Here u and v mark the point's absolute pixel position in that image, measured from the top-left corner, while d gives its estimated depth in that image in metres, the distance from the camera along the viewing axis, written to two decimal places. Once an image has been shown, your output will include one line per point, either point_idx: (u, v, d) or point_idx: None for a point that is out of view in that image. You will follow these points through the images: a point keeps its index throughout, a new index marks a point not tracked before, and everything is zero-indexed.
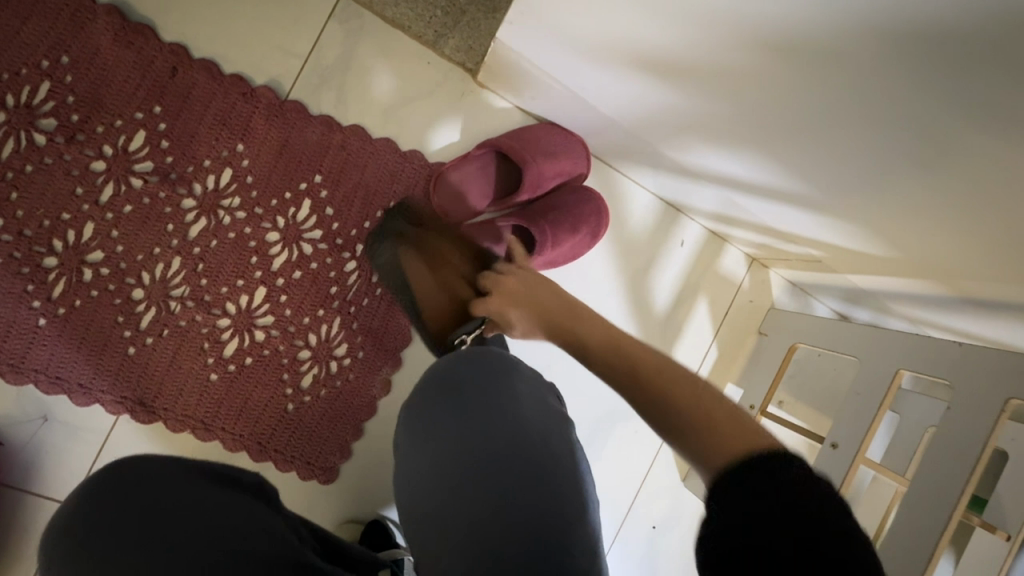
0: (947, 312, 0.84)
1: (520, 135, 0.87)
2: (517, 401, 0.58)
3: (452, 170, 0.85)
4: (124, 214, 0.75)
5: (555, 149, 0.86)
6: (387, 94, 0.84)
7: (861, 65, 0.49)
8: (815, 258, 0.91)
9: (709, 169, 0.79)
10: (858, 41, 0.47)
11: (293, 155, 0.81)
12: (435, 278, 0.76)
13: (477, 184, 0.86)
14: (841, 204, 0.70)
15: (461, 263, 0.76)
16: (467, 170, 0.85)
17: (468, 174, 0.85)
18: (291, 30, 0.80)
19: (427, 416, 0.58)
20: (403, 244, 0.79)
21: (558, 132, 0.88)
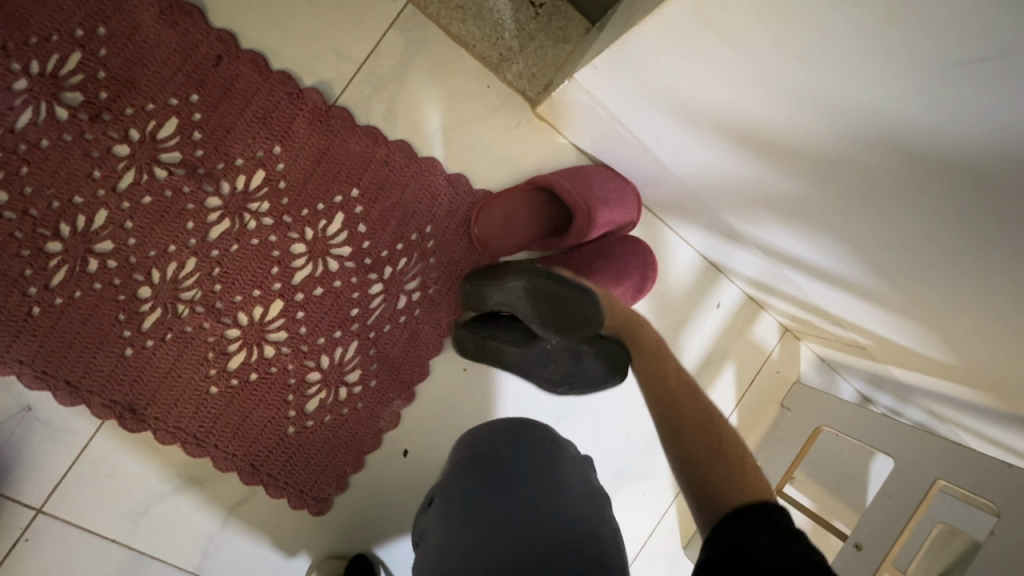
0: (986, 423, 0.81)
1: (573, 174, 0.82)
2: (557, 464, 0.63)
3: (497, 200, 0.80)
4: (142, 206, 0.69)
5: (607, 194, 0.82)
6: (440, 112, 0.79)
7: (1010, 189, 0.42)
8: (858, 341, 0.88)
9: (767, 241, 0.76)
10: (1012, 168, 0.40)
11: (332, 164, 0.75)
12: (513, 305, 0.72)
13: (521, 221, 0.81)
14: (906, 304, 0.66)
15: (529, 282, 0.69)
16: (513, 204, 0.80)
17: (513, 208, 0.80)
18: (349, 31, 0.75)
19: (485, 447, 0.63)
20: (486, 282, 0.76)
21: (610, 178, 0.84)
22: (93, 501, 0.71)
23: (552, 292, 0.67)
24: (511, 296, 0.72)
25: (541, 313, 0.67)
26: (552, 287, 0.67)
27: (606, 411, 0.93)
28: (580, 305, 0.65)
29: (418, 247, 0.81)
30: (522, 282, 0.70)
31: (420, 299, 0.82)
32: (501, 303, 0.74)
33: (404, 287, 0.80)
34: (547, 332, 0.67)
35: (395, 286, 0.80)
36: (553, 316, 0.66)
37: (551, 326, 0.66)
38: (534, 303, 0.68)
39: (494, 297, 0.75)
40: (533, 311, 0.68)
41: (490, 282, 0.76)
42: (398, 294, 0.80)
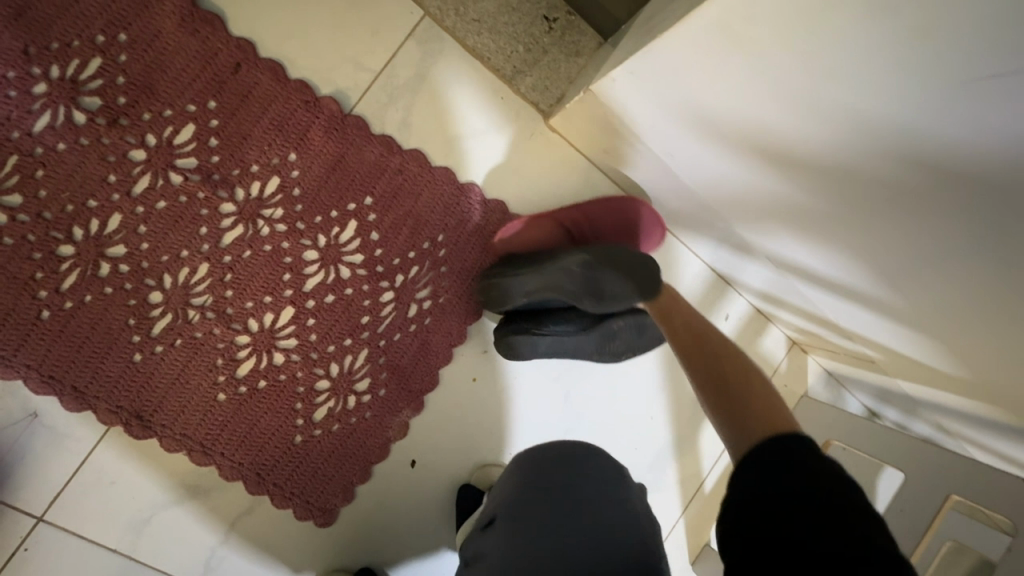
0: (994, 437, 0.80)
1: (611, 212, 0.84)
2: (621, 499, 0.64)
3: (527, 226, 0.81)
4: (156, 210, 0.69)
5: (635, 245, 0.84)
6: (453, 122, 0.80)
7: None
8: (866, 354, 0.88)
9: (780, 254, 0.76)
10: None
11: (347, 172, 0.76)
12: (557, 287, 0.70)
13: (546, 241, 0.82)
14: (917, 317, 0.67)
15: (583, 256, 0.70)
16: (539, 230, 0.81)
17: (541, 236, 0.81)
18: (366, 41, 0.76)
19: (541, 466, 0.64)
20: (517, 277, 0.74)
21: (651, 224, 0.84)
22: (95, 509, 0.70)
23: (610, 261, 0.69)
24: (556, 280, 0.70)
25: (603, 285, 0.67)
26: (612, 256, 0.69)
27: (616, 423, 0.93)
28: (639, 271, 0.69)
29: (430, 255, 0.81)
30: (576, 260, 0.69)
31: (430, 308, 0.81)
32: (539, 291, 0.72)
33: (415, 295, 0.80)
34: (610, 304, 0.67)
35: (407, 294, 0.80)
36: (618, 283, 0.67)
37: (619, 294, 0.67)
38: (595, 276, 0.67)
39: (530, 288, 0.72)
40: (593, 286, 0.67)
41: (519, 274, 0.74)
42: (409, 303, 0.80)
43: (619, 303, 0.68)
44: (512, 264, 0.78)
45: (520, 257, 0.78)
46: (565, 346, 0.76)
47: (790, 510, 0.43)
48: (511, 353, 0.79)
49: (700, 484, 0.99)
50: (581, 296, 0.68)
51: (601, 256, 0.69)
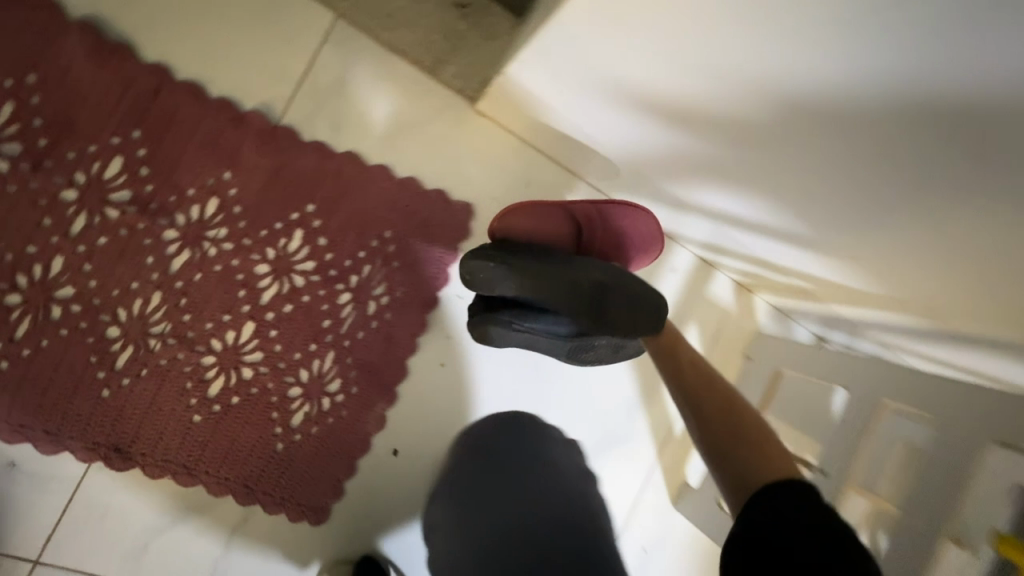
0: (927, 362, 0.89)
1: (618, 220, 0.81)
2: (570, 482, 0.71)
3: (542, 213, 0.73)
4: (98, 247, 0.70)
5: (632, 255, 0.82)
6: (383, 120, 0.82)
7: (904, 129, 0.48)
8: (803, 285, 0.94)
9: (709, 204, 0.81)
10: (896, 112, 0.47)
11: (285, 182, 0.77)
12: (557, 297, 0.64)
13: (557, 230, 0.73)
14: (833, 244, 0.73)
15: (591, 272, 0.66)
16: (552, 220, 0.73)
17: (556, 226, 0.73)
18: (282, 51, 0.76)
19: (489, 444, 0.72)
20: (510, 272, 0.64)
21: (648, 238, 0.83)
22: (92, 542, 0.73)
23: (616, 283, 0.66)
24: (559, 290, 0.64)
25: (608, 309, 0.65)
26: (622, 280, 0.67)
27: (585, 385, 0.98)
28: (639, 301, 0.67)
29: (381, 252, 0.83)
30: (589, 276, 0.65)
31: (389, 303, 0.84)
32: (536, 292, 0.64)
33: (372, 293, 0.83)
34: (605, 330, 0.66)
35: (364, 292, 0.82)
36: (621, 314, 0.66)
37: (618, 323, 0.66)
38: (603, 300, 0.65)
39: (528, 286, 0.64)
40: (597, 310, 0.65)
41: (515, 263, 0.64)
42: (367, 301, 0.83)
43: (615, 329, 0.66)
44: (513, 242, 0.67)
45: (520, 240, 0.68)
46: (538, 344, 0.71)
47: (786, 528, 0.53)
48: (488, 334, 0.70)
49: (671, 429, 1.05)
50: (580, 317, 0.65)
51: (612, 277, 0.66)
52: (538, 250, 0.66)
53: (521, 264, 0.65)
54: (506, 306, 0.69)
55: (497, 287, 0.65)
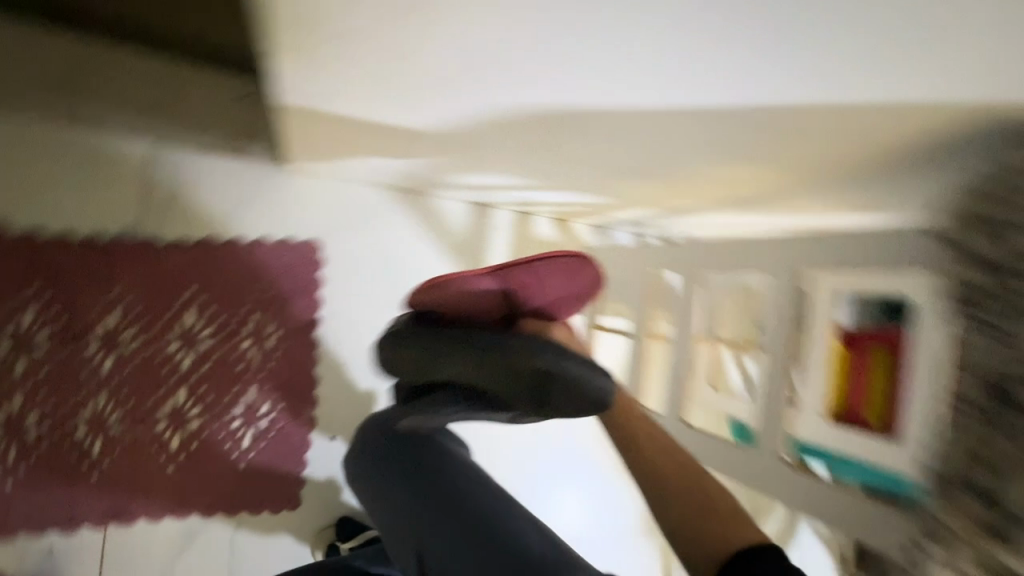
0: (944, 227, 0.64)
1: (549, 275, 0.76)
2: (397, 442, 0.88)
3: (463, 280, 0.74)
4: (42, 378, 0.92)
5: (567, 304, 0.82)
6: (219, 204, 1.04)
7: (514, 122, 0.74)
8: (586, 207, 1.23)
9: (480, 180, 1.07)
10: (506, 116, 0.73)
11: (163, 278, 1.00)
12: (490, 377, 0.70)
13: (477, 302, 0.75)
14: (563, 183, 1.00)
15: (519, 354, 0.68)
16: (470, 296, 0.74)
17: (477, 294, 0.74)
18: (119, 184, 0.98)
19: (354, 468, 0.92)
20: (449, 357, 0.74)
21: (585, 282, 0.79)
22: None
23: (554, 371, 0.65)
24: (492, 376, 0.70)
25: (545, 397, 0.67)
26: (564, 366, 0.66)
27: None
28: (579, 392, 0.65)
29: (260, 300, 1.07)
30: (521, 363, 0.67)
31: (282, 334, 1.09)
32: (469, 376, 0.73)
33: (266, 332, 1.07)
34: (541, 409, 0.70)
35: (259, 334, 1.06)
36: (559, 399, 0.67)
37: (554, 407, 0.68)
38: (536, 388, 0.67)
39: (464, 371, 0.72)
40: (534, 394, 0.68)
41: (448, 350, 0.74)
42: (264, 339, 1.07)
43: (554, 411, 0.68)
44: (424, 320, 0.80)
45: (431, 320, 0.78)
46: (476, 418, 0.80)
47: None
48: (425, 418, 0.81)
49: None
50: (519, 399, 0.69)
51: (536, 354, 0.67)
52: (430, 342, 0.76)
53: (420, 358, 0.78)
54: (454, 386, 0.77)
55: (438, 367, 0.75)
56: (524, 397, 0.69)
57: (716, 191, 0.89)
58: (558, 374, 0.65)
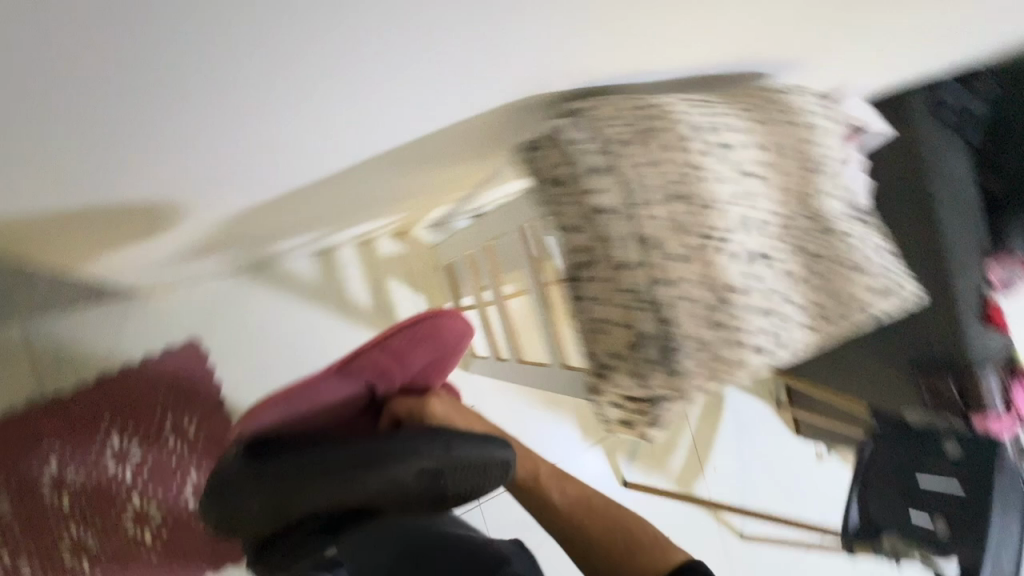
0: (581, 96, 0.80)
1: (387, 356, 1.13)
2: None
3: (330, 390, 1.06)
4: (17, 532, 1.12)
5: (428, 372, 1.18)
6: (100, 345, 1.26)
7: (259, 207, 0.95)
8: (403, 220, 1.44)
9: (299, 241, 1.28)
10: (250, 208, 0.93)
11: (81, 419, 1.21)
12: (388, 489, 0.82)
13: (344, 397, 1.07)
14: (355, 220, 1.21)
15: (410, 459, 0.81)
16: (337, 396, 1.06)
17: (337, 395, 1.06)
18: (10, 363, 1.18)
19: None
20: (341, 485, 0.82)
21: (418, 348, 1.16)
22: None
23: (450, 465, 0.81)
24: (398, 487, 0.81)
25: (446, 485, 0.83)
26: (457, 457, 0.82)
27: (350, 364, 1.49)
28: (477, 467, 0.83)
29: (168, 404, 1.29)
30: (420, 467, 0.81)
31: (198, 422, 1.32)
32: (372, 494, 0.82)
33: (184, 426, 1.30)
34: (444, 496, 0.85)
35: (179, 429, 1.30)
36: (459, 482, 0.84)
37: (457, 489, 0.84)
38: (438, 482, 0.82)
39: (360, 492, 0.82)
40: (438, 487, 0.83)
41: (336, 477, 0.82)
42: (185, 431, 1.31)
43: (454, 493, 0.85)
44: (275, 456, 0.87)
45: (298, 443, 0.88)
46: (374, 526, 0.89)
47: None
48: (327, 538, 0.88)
49: None
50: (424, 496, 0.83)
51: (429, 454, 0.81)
52: (307, 470, 0.83)
53: (301, 489, 0.83)
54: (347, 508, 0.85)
55: (330, 495, 0.83)
56: (425, 491, 0.83)
57: (455, 183, 1.11)
58: (453, 460, 0.81)
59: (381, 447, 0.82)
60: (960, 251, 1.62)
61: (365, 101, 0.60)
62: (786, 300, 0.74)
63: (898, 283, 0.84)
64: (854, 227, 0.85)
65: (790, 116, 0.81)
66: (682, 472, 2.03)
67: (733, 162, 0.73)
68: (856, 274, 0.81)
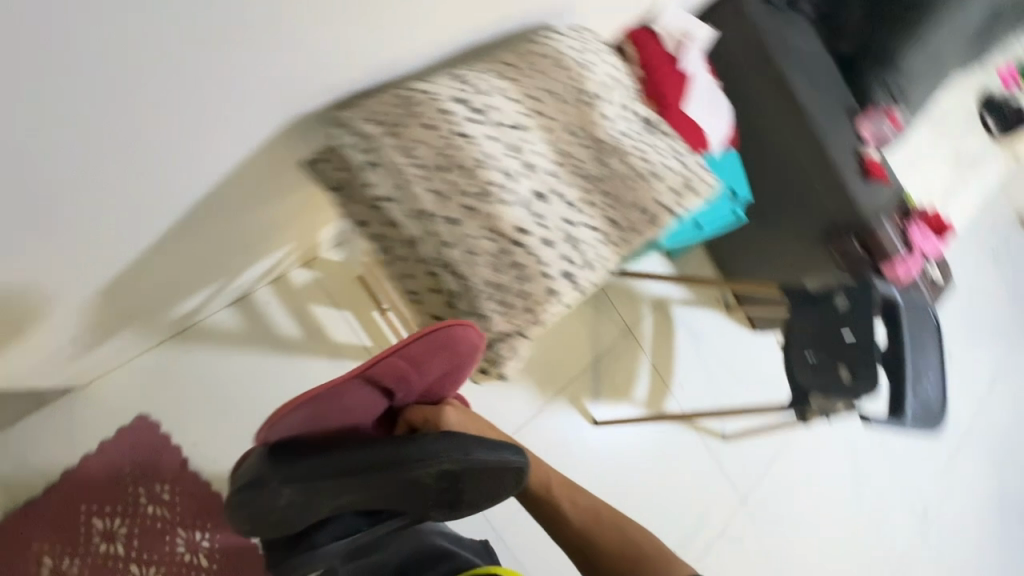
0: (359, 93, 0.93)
1: (405, 375, 1.06)
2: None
3: (348, 398, 1.01)
4: None
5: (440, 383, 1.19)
6: (54, 444, 1.35)
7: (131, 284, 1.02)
8: (301, 247, 1.53)
9: (202, 298, 1.36)
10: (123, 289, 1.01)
11: (59, 514, 1.32)
12: (407, 488, 0.97)
13: (363, 401, 1.06)
14: (243, 265, 1.29)
15: (425, 466, 0.94)
16: (359, 402, 1.04)
17: (357, 400, 1.03)
18: None
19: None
20: (361, 483, 0.93)
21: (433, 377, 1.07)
22: None
23: (467, 469, 0.96)
24: (420, 487, 0.97)
25: (460, 488, 1.01)
26: (472, 464, 0.96)
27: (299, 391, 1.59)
28: (490, 470, 0.98)
29: (137, 477, 1.40)
30: (441, 470, 0.94)
31: (170, 485, 1.43)
32: (391, 493, 0.97)
33: (158, 492, 1.41)
34: (455, 498, 1.03)
35: (154, 496, 1.41)
36: (470, 487, 1.02)
37: (471, 490, 1.02)
38: (454, 483, 0.99)
39: (381, 488, 0.95)
40: (453, 489, 1.00)
41: (359, 477, 0.93)
42: (161, 497, 1.42)
43: (468, 495, 1.04)
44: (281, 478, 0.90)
45: (334, 456, 0.94)
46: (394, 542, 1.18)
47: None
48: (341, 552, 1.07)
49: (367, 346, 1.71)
50: (438, 501, 1.03)
51: (441, 461, 0.94)
52: (348, 476, 0.92)
53: (345, 490, 0.93)
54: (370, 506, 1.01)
55: (352, 495, 0.95)
56: (439, 493, 1.00)
57: (313, 203, 1.20)
58: (471, 462, 0.95)
59: (413, 455, 0.94)
60: (824, 118, 1.70)
61: (134, 138, 0.71)
62: (578, 225, 0.83)
63: (696, 176, 0.93)
64: (644, 138, 0.93)
65: (552, 58, 0.88)
66: (650, 397, 2.14)
67: (494, 121, 0.81)
68: (654, 180, 0.89)
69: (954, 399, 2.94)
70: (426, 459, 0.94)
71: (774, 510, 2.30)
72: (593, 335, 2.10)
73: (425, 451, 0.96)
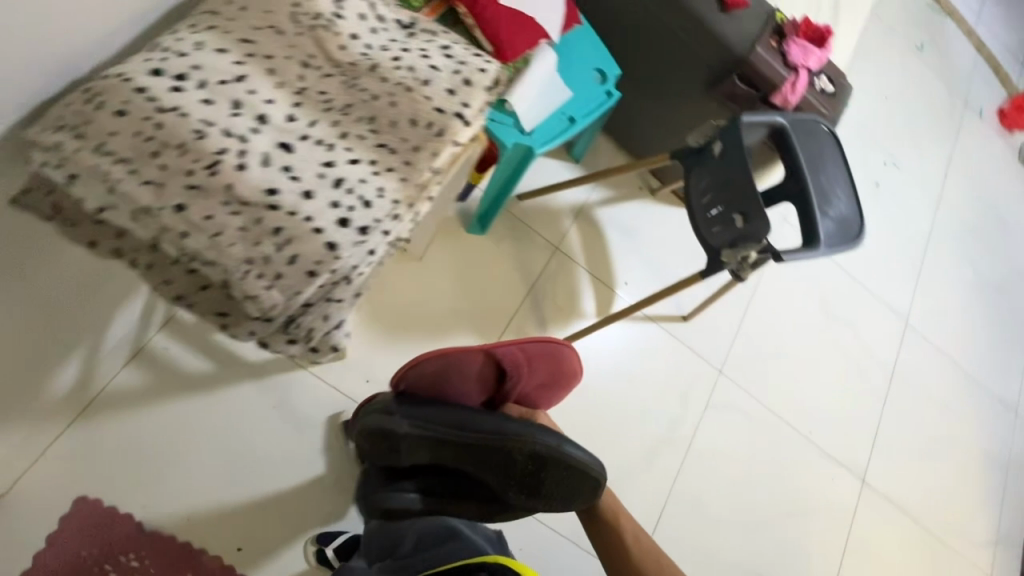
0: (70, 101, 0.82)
1: (539, 372, 1.43)
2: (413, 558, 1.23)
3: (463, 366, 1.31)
4: None
5: (540, 390, 1.49)
6: None
7: None
8: None
9: (70, 363, 1.31)
10: None
11: None
12: (495, 463, 1.24)
13: (474, 377, 1.36)
14: (86, 322, 1.24)
15: (515, 441, 1.21)
16: (471, 372, 1.34)
17: (470, 369, 1.34)
18: None
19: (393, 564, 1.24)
20: (471, 441, 1.23)
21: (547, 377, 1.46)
22: None
23: (552, 461, 1.23)
24: (514, 462, 1.23)
25: (540, 480, 1.25)
26: (560, 460, 1.23)
27: (231, 420, 1.55)
28: (572, 470, 1.24)
29: (97, 557, 1.39)
30: (530, 449, 1.21)
31: (133, 552, 1.41)
32: (489, 467, 1.26)
33: (124, 563, 1.40)
34: (535, 492, 1.27)
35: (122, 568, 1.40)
36: (552, 483, 1.26)
37: (552, 491, 1.27)
38: (537, 473, 1.24)
39: (478, 451, 1.23)
40: (532, 480, 1.25)
41: (465, 434, 1.23)
42: (128, 566, 1.40)
43: (545, 495, 1.27)
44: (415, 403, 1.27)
45: (448, 408, 1.27)
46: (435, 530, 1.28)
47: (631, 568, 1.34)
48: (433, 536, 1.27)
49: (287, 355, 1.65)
50: (522, 488, 1.26)
51: (529, 442, 1.21)
52: (454, 430, 1.24)
53: (449, 442, 1.24)
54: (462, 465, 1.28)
55: (462, 455, 1.26)
56: (523, 476, 1.25)
57: None
58: (560, 453, 1.23)
59: (511, 431, 1.22)
60: None
61: None
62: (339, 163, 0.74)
63: (467, 67, 0.84)
64: (396, 45, 0.83)
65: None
66: (599, 305, 2.10)
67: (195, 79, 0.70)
68: (416, 87, 0.80)
69: (908, 204, 2.92)
70: (518, 436, 1.22)
71: (755, 369, 2.32)
72: (521, 266, 2.03)
73: (522, 433, 1.23)
